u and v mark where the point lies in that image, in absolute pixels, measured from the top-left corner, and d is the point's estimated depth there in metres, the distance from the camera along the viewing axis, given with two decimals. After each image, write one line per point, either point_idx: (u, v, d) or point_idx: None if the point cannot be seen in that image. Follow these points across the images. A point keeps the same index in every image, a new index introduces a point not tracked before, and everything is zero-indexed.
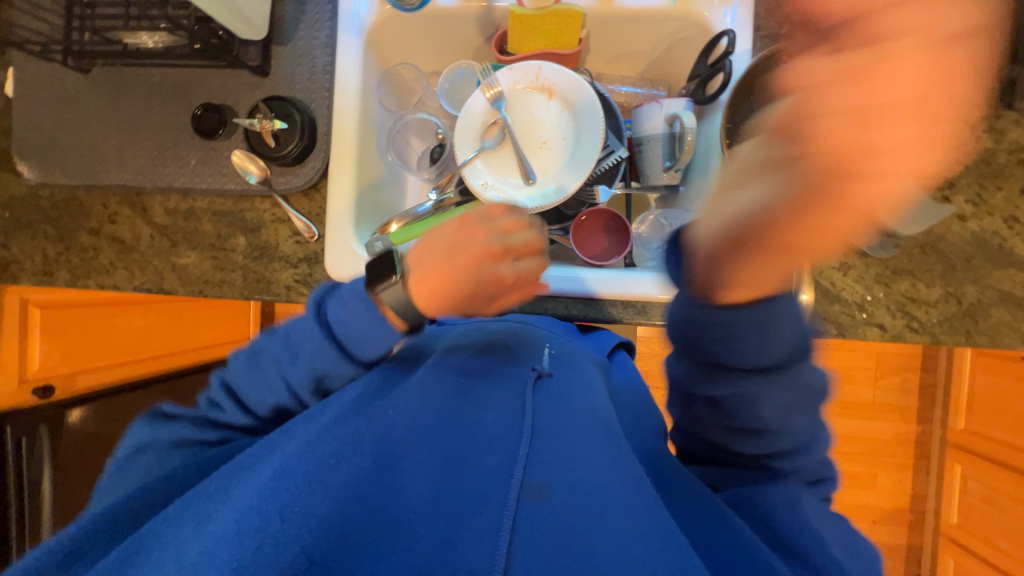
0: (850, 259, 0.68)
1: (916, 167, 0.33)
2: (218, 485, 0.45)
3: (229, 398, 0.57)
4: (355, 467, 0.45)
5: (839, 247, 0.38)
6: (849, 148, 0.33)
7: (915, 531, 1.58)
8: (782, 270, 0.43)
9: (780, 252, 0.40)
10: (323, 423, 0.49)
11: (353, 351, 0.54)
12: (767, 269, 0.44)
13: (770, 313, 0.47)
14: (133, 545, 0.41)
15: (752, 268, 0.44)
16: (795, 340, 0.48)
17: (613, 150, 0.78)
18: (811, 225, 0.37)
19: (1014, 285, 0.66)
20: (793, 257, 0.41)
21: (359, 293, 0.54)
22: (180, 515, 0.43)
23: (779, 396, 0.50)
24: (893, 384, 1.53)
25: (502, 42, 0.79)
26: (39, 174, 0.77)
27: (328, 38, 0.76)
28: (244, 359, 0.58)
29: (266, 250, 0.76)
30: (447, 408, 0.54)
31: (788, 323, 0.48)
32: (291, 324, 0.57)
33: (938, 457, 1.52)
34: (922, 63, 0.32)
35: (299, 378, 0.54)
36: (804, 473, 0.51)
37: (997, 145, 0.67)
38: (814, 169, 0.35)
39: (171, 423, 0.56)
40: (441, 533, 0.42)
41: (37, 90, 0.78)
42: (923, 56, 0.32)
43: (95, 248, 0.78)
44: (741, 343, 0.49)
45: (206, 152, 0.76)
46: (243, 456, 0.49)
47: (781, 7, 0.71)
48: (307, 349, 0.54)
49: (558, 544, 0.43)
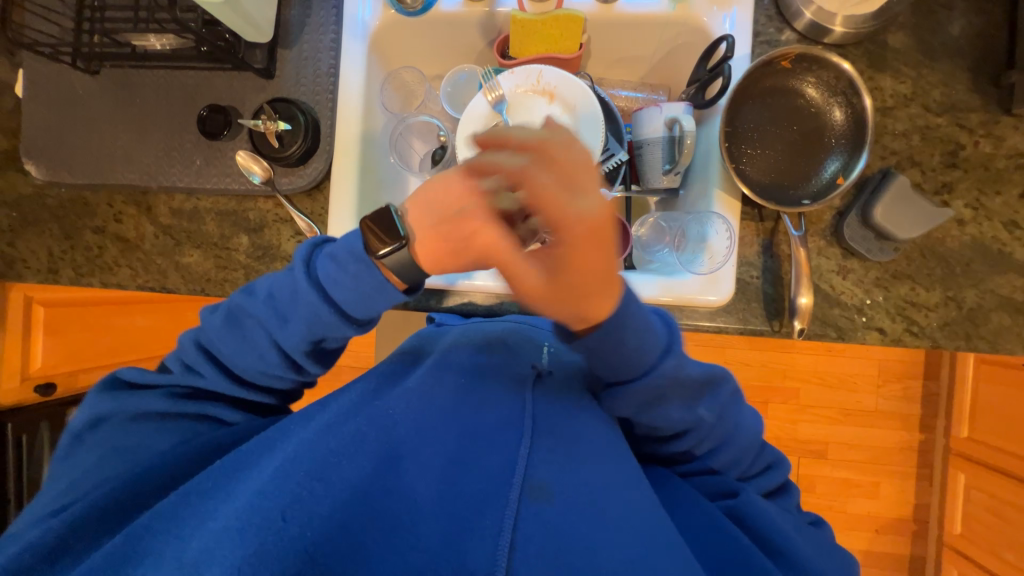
0: (849, 262, 0.68)
1: (611, 242, 0.46)
2: (214, 484, 0.44)
3: (208, 363, 0.56)
4: (357, 469, 0.45)
5: (556, 306, 0.48)
6: (570, 225, 0.45)
7: (918, 541, 1.56)
8: (585, 312, 0.48)
9: (566, 305, 0.48)
10: (324, 422, 0.48)
11: (351, 314, 0.54)
12: (583, 308, 0.48)
13: (613, 330, 0.49)
14: (133, 539, 0.40)
15: (580, 307, 0.48)
16: (654, 339, 0.51)
17: (613, 153, 0.79)
18: (540, 281, 0.48)
19: (1013, 289, 0.66)
20: (589, 307, 0.48)
21: (358, 256, 0.51)
22: (176, 513, 0.42)
23: (672, 403, 0.54)
24: (895, 391, 1.52)
25: (504, 46, 0.80)
26: (47, 173, 0.78)
27: (332, 41, 0.77)
28: (222, 321, 0.55)
29: (268, 250, 0.77)
30: (452, 404, 0.53)
31: (646, 332, 0.50)
32: (274, 284, 0.55)
33: (940, 465, 1.50)
34: (565, 170, 0.46)
35: (293, 340, 0.54)
36: (737, 465, 0.59)
37: (996, 151, 0.67)
38: (573, 238, 0.45)
39: (142, 395, 0.55)
40: (446, 533, 0.43)
41: (46, 90, 0.79)
42: (556, 164, 0.46)
43: (100, 246, 0.79)
44: (608, 365, 0.51)
45: (211, 152, 0.77)
46: (237, 455, 0.47)
47: (780, 14, 0.72)
48: (302, 310, 0.53)
49: (560, 544, 0.43)
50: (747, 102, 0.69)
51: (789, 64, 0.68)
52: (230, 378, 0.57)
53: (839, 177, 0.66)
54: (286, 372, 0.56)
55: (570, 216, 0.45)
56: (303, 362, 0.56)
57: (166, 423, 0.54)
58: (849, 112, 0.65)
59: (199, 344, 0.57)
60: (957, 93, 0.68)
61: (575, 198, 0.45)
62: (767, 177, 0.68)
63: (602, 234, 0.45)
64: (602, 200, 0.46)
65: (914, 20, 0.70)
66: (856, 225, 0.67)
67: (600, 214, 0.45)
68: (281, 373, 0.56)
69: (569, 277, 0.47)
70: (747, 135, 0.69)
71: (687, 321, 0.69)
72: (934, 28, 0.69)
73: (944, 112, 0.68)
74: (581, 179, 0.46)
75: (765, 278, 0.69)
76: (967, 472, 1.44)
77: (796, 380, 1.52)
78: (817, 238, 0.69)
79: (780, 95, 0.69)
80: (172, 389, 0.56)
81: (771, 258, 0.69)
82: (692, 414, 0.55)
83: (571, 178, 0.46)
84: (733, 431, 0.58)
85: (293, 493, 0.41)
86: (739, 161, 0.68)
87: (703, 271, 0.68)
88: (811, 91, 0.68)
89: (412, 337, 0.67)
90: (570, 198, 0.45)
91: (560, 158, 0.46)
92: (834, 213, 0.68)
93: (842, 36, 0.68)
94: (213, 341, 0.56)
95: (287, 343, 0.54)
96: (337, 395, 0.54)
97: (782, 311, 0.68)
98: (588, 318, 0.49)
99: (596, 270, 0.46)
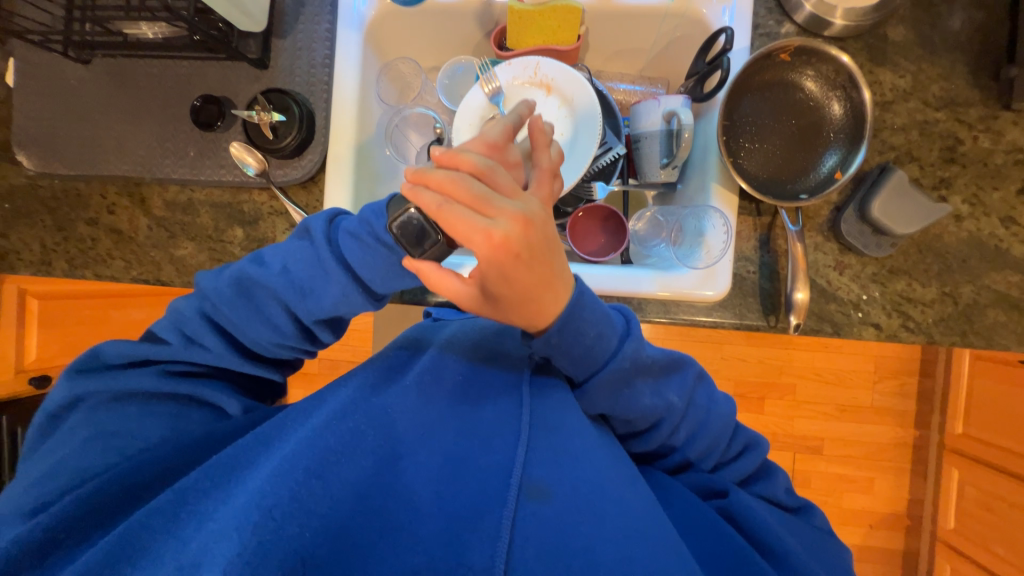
0: (846, 258, 0.68)
1: (546, 260, 0.48)
2: (211, 482, 0.43)
3: (215, 335, 0.56)
4: (357, 468, 0.44)
5: (501, 313, 0.51)
6: (499, 235, 0.45)
7: (911, 536, 1.57)
8: (528, 318, 0.51)
9: (508, 313, 0.51)
10: (321, 420, 0.47)
11: (374, 290, 0.57)
12: (527, 315, 0.51)
13: (568, 324, 0.51)
14: (128, 537, 0.39)
15: (520, 317, 0.51)
16: (607, 326, 0.54)
17: (611, 147, 0.78)
18: (488, 299, 0.51)
19: (1010, 286, 0.66)
20: (529, 313, 0.51)
21: (381, 235, 0.55)
22: (175, 512, 0.41)
23: (640, 387, 0.56)
24: (892, 388, 1.53)
25: (501, 37, 0.79)
26: (38, 164, 0.78)
27: (327, 31, 0.76)
28: (230, 289, 0.55)
29: (263, 243, 0.76)
30: (449, 408, 0.52)
31: (603, 320, 0.53)
32: (290, 258, 0.56)
33: (935, 461, 1.51)
34: (466, 195, 0.47)
35: (304, 310, 0.55)
36: (710, 450, 0.61)
37: (995, 146, 0.67)
38: (503, 259, 0.46)
39: (132, 372, 0.54)
40: (445, 534, 0.42)
41: (36, 78, 0.78)
42: (466, 190, 0.47)
43: (94, 239, 0.78)
44: (572, 360, 0.53)
45: (204, 144, 0.76)
46: (230, 453, 0.46)
47: (780, 6, 0.71)
48: (329, 286, 0.55)
49: (558, 544, 0.43)
50: (745, 96, 0.69)
51: (787, 57, 0.67)
52: (237, 351, 0.57)
53: (837, 171, 0.65)
54: (300, 343, 0.58)
55: (510, 234, 0.45)
56: (318, 332, 0.58)
57: (152, 405, 0.53)
58: (848, 106, 0.65)
59: (202, 314, 0.56)
60: (957, 87, 0.68)
61: (487, 224, 0.45)
62: (766, 171, 0.68)
63: (519, 249, 0.46)
64: (514, 217, 0.46)
65: (915, 13, 0.69)
66: (853, 220, 0.67)
67: (511, 230, 0.45)
68: (293, 343, 0.58)
69: (503, 293, 0.49)
70: (745, 130, 0.69)
71: (682, 315, 0.69)
72: (934, 21, 0.69)
73: (943, 107, 0.68)
74: (489, 203, 0.46)
75: (762, 273, 0.69)
76: (961, 469, 1.45)
77: (793, 376, 1.52)
78: (814, 233, 0.69)
79: (777, 89, 0.68)
80: (164, 366, 0.55)
81: (768, 253, 0.69)
82: (661, 399, 0.57)
83: (479, 202, 0.47)
84: (703, 417, 0.61)
85: (292, 492, 0.40)
86: (737, 155, 0.68)
87: (701, 265, 0.67)
88: (810, 84, 0.67)
89: (407, 330, 0.65)
90: (486, 222, 0.46)
91: (466, 188, 0.47)
92: (832, 208, 0.68)
93: (843, 29, 0.68)
94: (220, 309, 0.55)
95: (305, 314, 0.56)
96: (332, 391, 0.53)
97: (778, 306, 0.68)
98: (535, 322, 0.52)
99: (532, 278, 0.48)
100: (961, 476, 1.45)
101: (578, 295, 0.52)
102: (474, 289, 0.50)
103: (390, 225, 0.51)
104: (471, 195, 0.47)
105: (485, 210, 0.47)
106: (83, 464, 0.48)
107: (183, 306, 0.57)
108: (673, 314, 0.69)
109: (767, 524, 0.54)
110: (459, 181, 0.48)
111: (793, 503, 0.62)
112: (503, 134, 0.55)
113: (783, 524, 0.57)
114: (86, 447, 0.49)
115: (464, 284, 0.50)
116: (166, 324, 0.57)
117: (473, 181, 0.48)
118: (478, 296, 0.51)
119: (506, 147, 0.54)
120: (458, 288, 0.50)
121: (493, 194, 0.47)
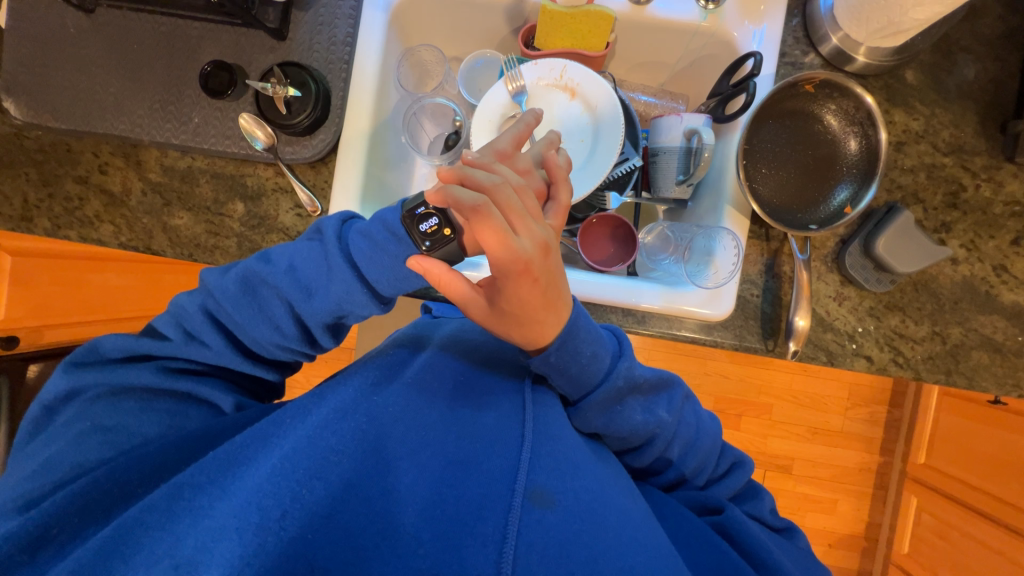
0: (846, 290, 0.70)
1: (554, 281, 0.50)
2: (208, 478, 0.42)
3: (218, 334, 0.54)
4: (358, 469, 0.43)
5: (496, 325, 0.52)
6: (517, 250, 0.46)
7: (864, 556, 1.65)
8: (526, 335, 0.52)
9: (506, 326, 0.51)
10: (322, 417, 0.46)
11: (381, 292, 0.55)
12: (526, 331, 0.51)
13: (566, 343, 0.52)
14: (122, 533, 0.38)
15: (520, 332, 0.52)
16: (602, 345, 0.55)
17: (628, 158, 0.79)
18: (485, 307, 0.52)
19: (994, 329, 0.68)
20: (528, 330, 0.51)
21: (392, 230, 0.53)
22: (169, 508, 0.40)
23: (632, 405, 0.57)
24: (862, 415, 1.58)
25: (529, 36, 0.78)
26: (27, 114, 0.73)
27: (351, 10, 0.74)
28: (236, 287, 0.54)
29: (264, 220, 0.73)
30: (448, 415, 0.51)
31: (598, 340, 0.54)
32: (298, 254, 0.55)
33: (896, 487, 1.59)
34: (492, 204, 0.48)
35: (304, 301, 0.53)
36: (696, 468, 0.63)
37: (995, 196, 0.69)
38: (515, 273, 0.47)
39: (131, 367, 0.53)
40: (447, 538, 0.41)
41: (30, 22, 0.74)
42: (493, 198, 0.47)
43: (82, 199, 0.74)
44: (568, 379, 0.54)
45: (210, 111, 0.73)
46: (229, 447, 0.44)
47: (807, 37, 0.73)
48: (335, 285, 0.53)
49: (564, 554, 0.42)
50: (766, 123, 0.70)
51: (811, 88, 0.68)
52: (238, 351, 0.56)
53: (848, 207, 0.67)
54: (303, 339, 0.56)
55: (525, 249, 0.46)
56: (320, 337, 0.57)
57: (149, 402, 0.52)
58: (863, 144, 0.66)
59: (206, 311, 0.55)
60: (966, 135, 0.70)
61: (510, 237, 0.46)
62: (777, 197, 0.69)
63: (538, 274, 0.48)
64: (537, 241, 0.47)
65: (933, 58, 0.71)
66: (857, 254, 0.68)
67: (528, 247, 0.46)
68: (296, 346, 0.56)
69: (504, 308, 0.50)
70: (762, 155, 0.70)
71: (682, 331, 0.70)
72: (950, 69, 0.71)
73: (950, 153, 0.70)
74: (511, 217, 0.47)
75: (765, 297, 0.70)
76: (920, 496, 1.52)
77: (772, 397, 1.56)
78: (818, 262, 0.70)
79: (797, 119, 0.70)
80: (164, 362, 0.54)
81: (773, 278, 0.70)
82: (652, 416, 0.58)
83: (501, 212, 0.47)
84: (693, 435, 0.63)
85: (292, 491, 0.40)
86: (753, 180, 0.69)
87: (707, 284, 0.68)
88: (830, 118, 0.68)
89: (408, 327, 0.65)
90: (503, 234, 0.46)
91: (494, 195, 0.47)
92: (837, 241, 0.70)
93: (864, 66, 0.70)
94: (223, 307, 0.54)
95: (310, 316, 0.54)
96: (333, 387, 0.52)
97: (777, 331, 0.69)
98: (535, 340, 0.52)
99: (536, 301, 0.49)
100: (918, 504, 1.52)
101: (574, 316, 0.53)
102: (475, 298, 0.51)
103: (407, 215, 0.53)
104: (497, 201, 0.47)
105: (510, 223, 0.47)
106: (79, 458, 0.47)
107: (184, 300, 0.56)
108: (675, 328, 0.70)
109: (761, 542, 0.54)
110: (488, 187, 0.48)
111: (777, 525, 0.64)
112: (513, 142, 0.57)
113: (773, 543, 0.58)
114: (80, 442, 0.48)
115: (467, 291, 0.50)
116: (169, 318, 0.55)
117: (500, 189, 0.47)
118: (477, 305, 0.52)
119: (518, 155, 0.57)
120: (466, 292, 0.50)
121: (518, 207, 0.47)
